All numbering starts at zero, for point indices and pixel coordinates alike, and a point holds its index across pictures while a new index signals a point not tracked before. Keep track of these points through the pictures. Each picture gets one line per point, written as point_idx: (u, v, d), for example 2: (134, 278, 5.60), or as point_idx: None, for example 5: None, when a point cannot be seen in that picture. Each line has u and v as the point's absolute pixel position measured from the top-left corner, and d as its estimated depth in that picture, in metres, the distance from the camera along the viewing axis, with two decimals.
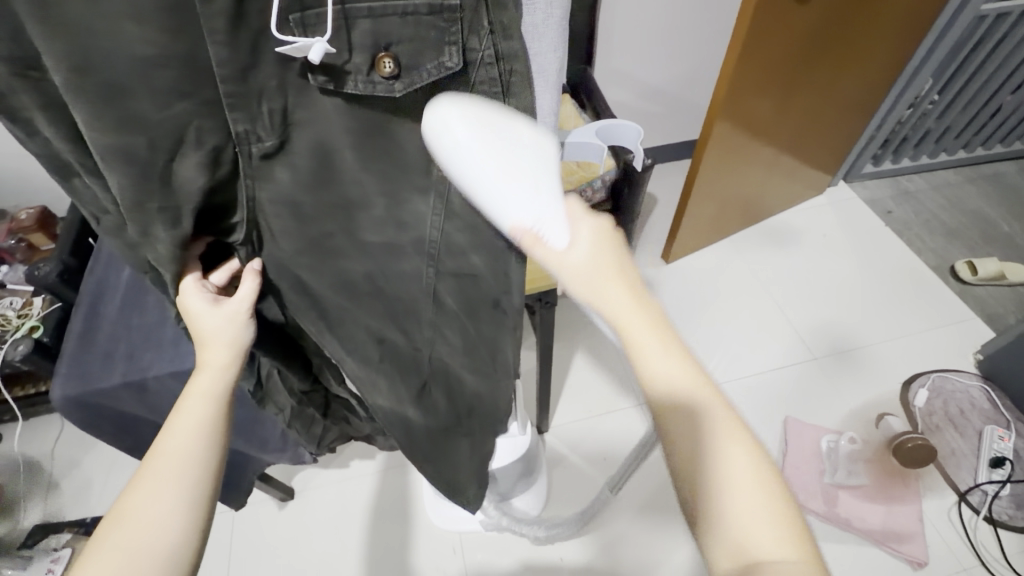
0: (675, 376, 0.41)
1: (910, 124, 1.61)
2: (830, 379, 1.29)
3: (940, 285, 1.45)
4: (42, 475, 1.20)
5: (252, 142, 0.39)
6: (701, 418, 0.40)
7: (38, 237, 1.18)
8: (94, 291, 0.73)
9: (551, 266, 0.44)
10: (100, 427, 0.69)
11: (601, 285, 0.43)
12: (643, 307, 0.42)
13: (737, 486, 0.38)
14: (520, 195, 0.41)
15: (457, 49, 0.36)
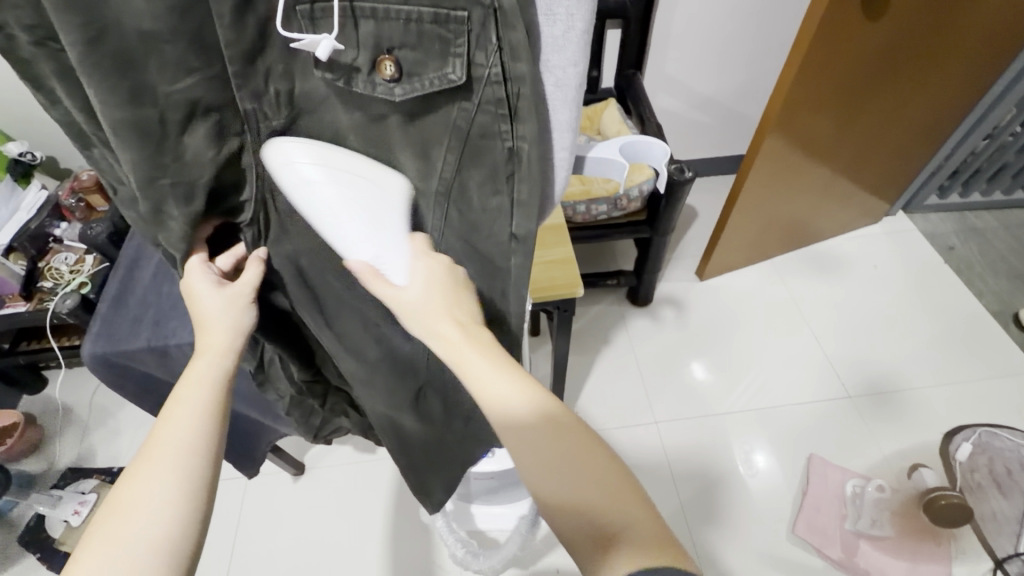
0: (506, 388, 0.43)
1: (985, 156, 1.49)
2: (863, 420, 1.22)
3: (998, 332, 1.34)
4: (77, 421, 1.29)
5: (261, 121, 0.42)
6: (527, 422, 0.42)
7: (96, 198, 1.25)
8: (132, 257, 0.77)
9: (392, 303, 0.47)
10: (123, 387, 0.72)
11: (432, 318, 0.46)
12: (472, 335, 0.45)
13: (574, 468, 0.40)
14: (357, 234, 0.45)
15: (460, 62, 0.38)
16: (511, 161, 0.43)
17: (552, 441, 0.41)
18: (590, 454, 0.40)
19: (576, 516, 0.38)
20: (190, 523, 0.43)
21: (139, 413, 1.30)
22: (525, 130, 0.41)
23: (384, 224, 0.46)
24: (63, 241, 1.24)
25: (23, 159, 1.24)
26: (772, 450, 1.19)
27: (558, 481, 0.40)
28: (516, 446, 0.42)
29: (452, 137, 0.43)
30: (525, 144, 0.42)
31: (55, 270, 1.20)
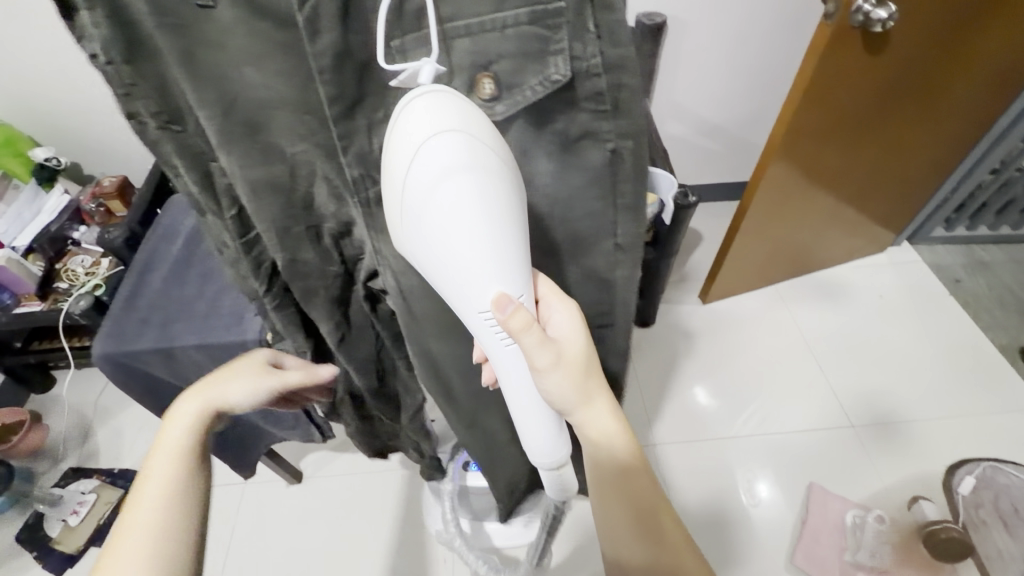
0: (615, 446, 0.53)
1: (990, 190, 1.50)
2: (867, 450, 1.20)
3: (1006, 367, 1.33)
4: (82, 421, 1.30)
5: (368, 187, 0.42)
6: (640, 484, 0.54)
7: (116, 203, 1.30)
8: (146, 260, 0.79)
9: (540, 353, 0.42)
10: (131, 387, 0.73)
11: (576, 378, 0.48)
12: (596, 394, 0.51)
13: (665, 528, 0.54)
14: (503, 260, 0.37)
15: (564, 57, 0.35)
16: (611, 160, 0.42)
17: (654, 504, 0.54)
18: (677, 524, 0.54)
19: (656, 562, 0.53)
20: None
21: (144, 415, 1.31)
22: (630, 127, 0.40)
23: (519, 246, 0.38)
24: (81, 244, 1.28)
25: (49, 164, 1.29)
26: (776, 478, 1.18)
27: (649, 534, 0.54)
28: (625, 500, 0.54)
29: (550, 163, 0.41)
30: (630, 143, 0.41)
31: (71, 272, 1.23)
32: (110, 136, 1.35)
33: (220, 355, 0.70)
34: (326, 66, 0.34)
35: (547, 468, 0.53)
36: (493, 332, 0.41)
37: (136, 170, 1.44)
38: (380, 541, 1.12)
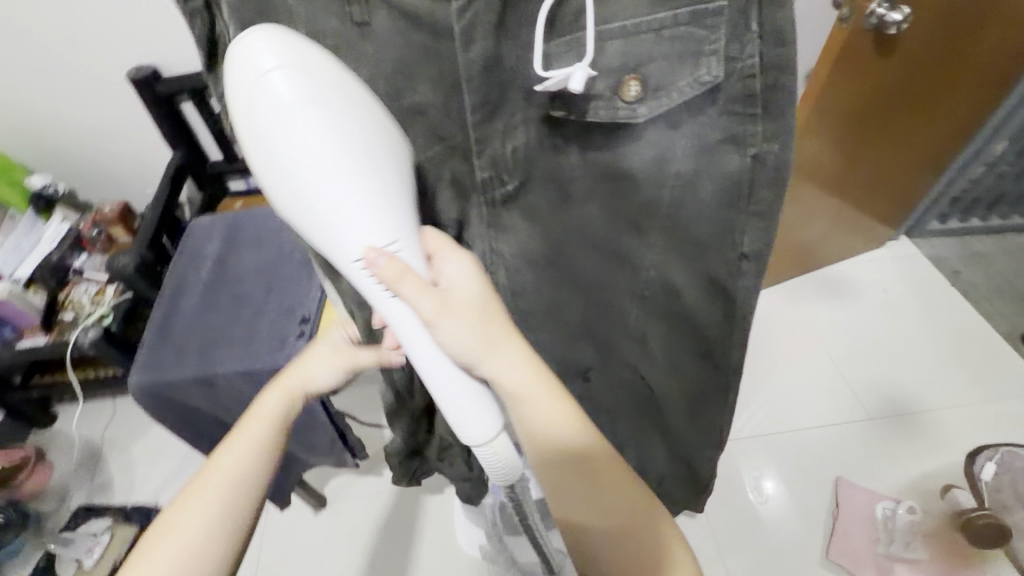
0: (554, 422, 0.46)
1: (981, 184, 1.54)
2: (886, 441, 1.22)
3: (1011, 353, 1.37)
4: (92, 457, 1.25)
5: (495, 187, 0.44)
6: (591, 458, 0.48)
7: (117, 229, 1.27)
8: (175, 287, 0.77)
9: (428, 307, 0.40)
10: (166, 418, 0.71)
11: (485, 339, 0.43)
12: (521, 354, 0.46)
13: (628, 504, 0.49)
14: (369, 202, 0.36)
15: (717, 59, 0.35)
16: (751, 167, 0.40)
17: (607, 478, 0.48)
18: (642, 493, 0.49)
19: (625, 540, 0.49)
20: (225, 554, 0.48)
21: (156, 447, 1.26)
22: (778, 129, 0.38)
23: (387, 185, 0.37)
24: (84, 273, 1.24)
25: (45, 192, 1.25)
26: (802, 477, 1.18)
27: (610, 514, 0.48)
28: (579, 479, 0.48)
29: (686, 160, 0.41)
30: (775, 147, 0.38)
31: (76, 301, 1.19)
32: (110, 161, 1.32)
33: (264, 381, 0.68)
34: (473, 77, 0.38)
35: (479, 447, 0.46)
36: (373, 287, 0.39)
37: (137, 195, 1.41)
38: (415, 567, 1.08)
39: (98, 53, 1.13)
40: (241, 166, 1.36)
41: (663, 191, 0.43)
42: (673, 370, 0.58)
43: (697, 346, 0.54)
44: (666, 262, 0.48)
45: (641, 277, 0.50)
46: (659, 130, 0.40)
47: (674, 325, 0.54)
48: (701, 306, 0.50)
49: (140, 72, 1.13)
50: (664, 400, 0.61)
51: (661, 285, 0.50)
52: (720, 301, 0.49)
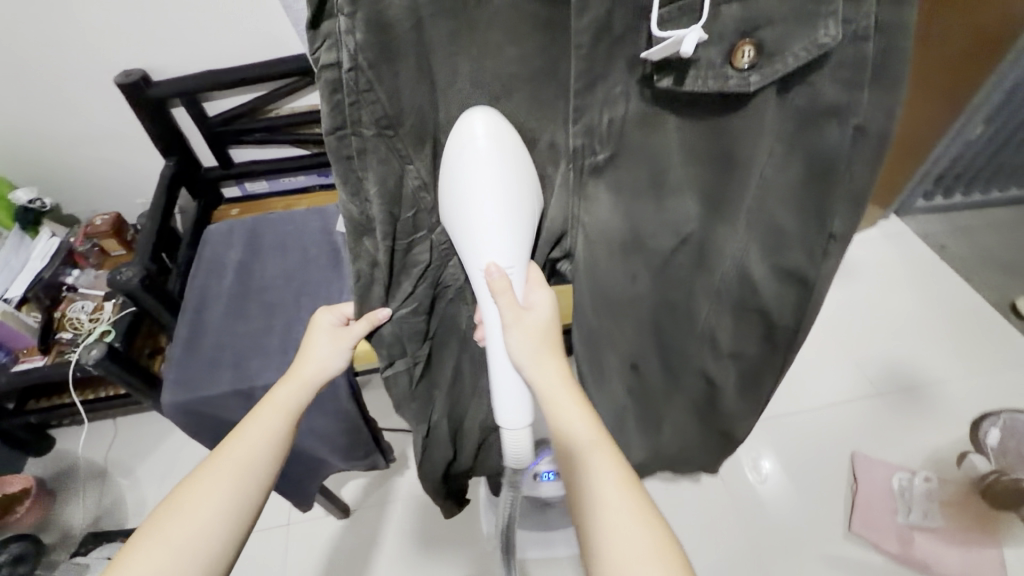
0: (579, 431, 0.47)
1: (969, 164, 1.56)
2: (895, 414, 1.26)
3: (1003, 323, 1.42)
4: (98, 479, 1.20)
5: (586, 156, 0.45)
6: (591, 474, 0.45)
7: (110, 242, 1.21)
8: (198, 298, 0.74)
9: (508, 313, 0.47)
10: (201, 434, 0.70)
11: (535, 347, 0.48)
12: (558, 369, 0.49)
13: (624, 537, 0.43)
14: (496, 232, 0.45)
15: (836, 20, 0.35)
16: (851, 142, 0.39)
17: (606, 502, 0.44)
18: (650, 523, 0.43)
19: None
20: (215, 540, 0.48)
21: (164, 466, 1.21)
22: (884, 100, 0.37)
23: (514, 229, 0.45)
24: (79, 290, 1.20)
25: (33, 206, 1.19)
26: (816, 456, 1.21)
27: (606, 544, 0.43)
28: (580, 496, 0.45)
29: (777, 144, 0.42)
30: (878, 117, 0.38)
31: (73, 320, 1.15)
32: (100, 170, 1.27)
33: None
34: (584, 43, 0.38)
35: (510, 431, 0.51)
36: (478, 290, 0.48)
37: (126, 206, 1.36)
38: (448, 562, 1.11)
39: (77, 57, 1.07)
40: (238, 171, 1.32)
41: (755, 171, 0.44)
42: (729, 353, 0.58)
43: (761, 329, 0.54)
44: (746, 252, 0.48)
45: (717, 267, 0.51)
46: (769, 105, 0.40)
47: (742, 316, 0.54)
48: (777, 300, 0.50)
49: (128, 77, 1.08)
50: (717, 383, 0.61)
51: (735, 273, 0.50)
52: (793, 285, 0.48)
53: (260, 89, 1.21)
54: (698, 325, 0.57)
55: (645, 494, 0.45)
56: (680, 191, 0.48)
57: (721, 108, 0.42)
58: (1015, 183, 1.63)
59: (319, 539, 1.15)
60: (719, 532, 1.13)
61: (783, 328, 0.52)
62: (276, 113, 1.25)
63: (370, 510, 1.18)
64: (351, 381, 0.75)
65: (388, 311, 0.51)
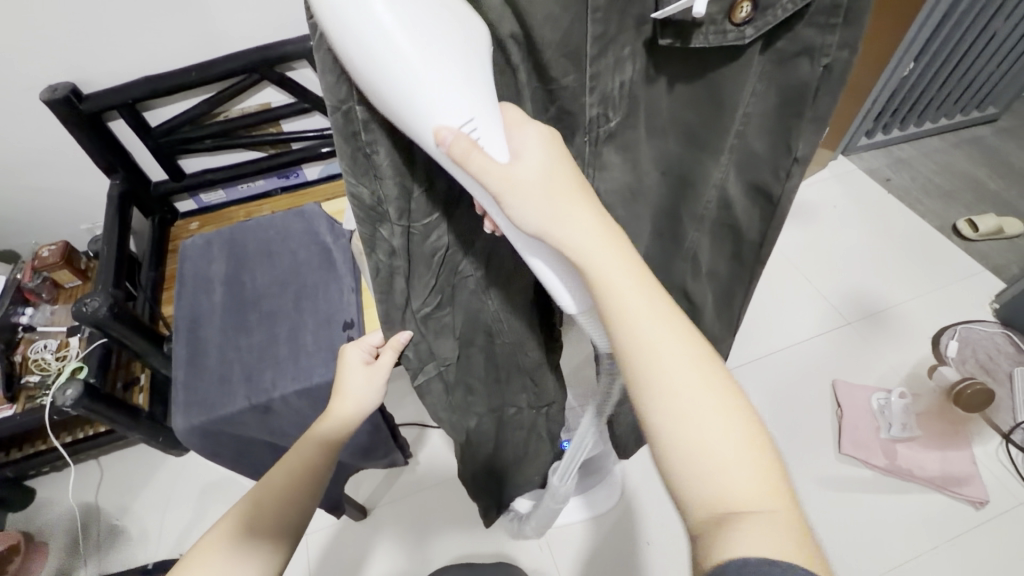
0: (645, 311, 0.36)
1: (902, 99, 1.65)
2: (864, 341, 1.35)
3: (948, 244, 1.53)
4: (93, 523, 1.14)
5: (600, 125, 0.41)
6: (664, 356, 0.35)
7: (63, 273, 1.13)
8: (189, 319, 0.79)
9: (493, 186, 0.32)
10: (220, 452, 0.78)
11: (556, 204, 0.35)
12: (600, 230, 0.36)
13: (700, 423, 0.35)
14: (455, 91, 0.28)
15: None
16: (820, 76, 0.39)
17: (676, 379, 0.35)
18: (730, 406, 0.36)
19: (698, 474, 0.34)
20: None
21: (162, 497, 1.16)
22: (851, 36, 0.37)
23: (481, 79, 0.30)
24: (36, 329, 1.12)
25: None
26: (801, 392, 1.29)
27: (679, 434, 0.34)
28: (645, 383, 0.35)
29: (761, 80, 0.41)
30: (845, 54, 0.38)
31: (39, 361, 1.08)
32: (36, 198, 1.17)
33: (318, 395, 0.74)
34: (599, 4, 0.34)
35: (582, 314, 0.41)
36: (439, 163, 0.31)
37: (70, 233, 1.26)
38: (471, 543, 1.12)
39: None
40: (192, 183, 1.23)
41: (737, 107, 0.43)
42: (709, 274, 0.59)
43: (730, 248, 0.55)
44: (726, 179, 0.48)
45: (701, 196, 0.50)
46: (756, 58, 0.40)
47: (720, 235, 0.54)
48: (751, 221, 0.51)
49: (56, 92, 0.98)
50: (709, 317, 0.64)
51: (716, 201, 0.50)
52: (762, 204, 0.49)
53: (208, 91, 1.13)
54: (684, 252, 0.56)
55: (726, 379, 0.37)
56: (670, 135, 0.46)
57: (722, 60, 0.40)
58: (943, 113, 1.75)
59: (338, 543, 1.14)
60: None
61: (749, 244, 0.53)
62: (224, 116, 1.18)
63: (384, 507, 1.17)
64: None
65: (409, 334, 0.49)
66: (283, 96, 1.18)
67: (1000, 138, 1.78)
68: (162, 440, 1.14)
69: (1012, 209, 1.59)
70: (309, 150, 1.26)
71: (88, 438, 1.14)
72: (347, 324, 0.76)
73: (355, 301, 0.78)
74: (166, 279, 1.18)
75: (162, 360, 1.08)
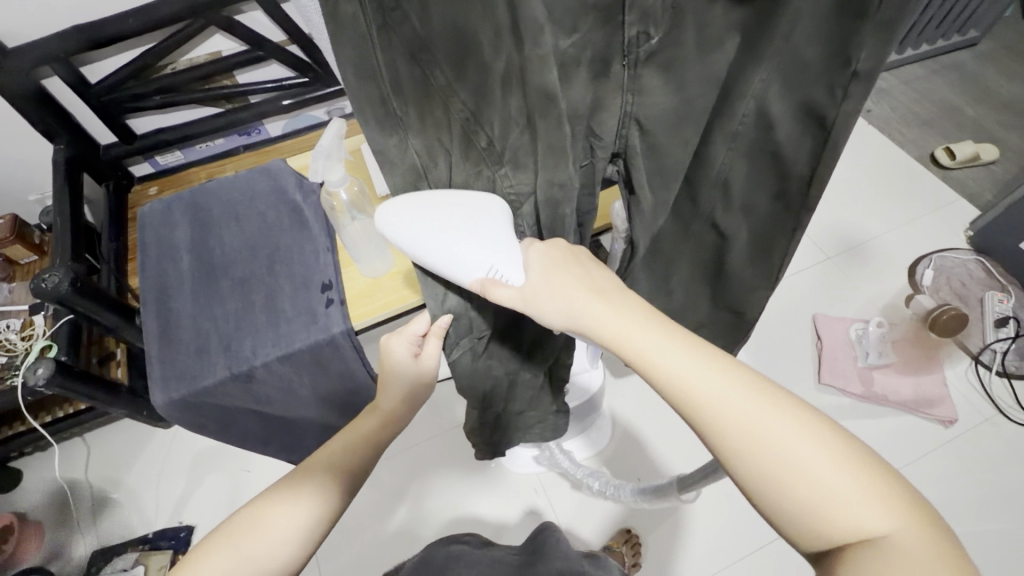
0: (698, 377, 0.37)
1: None
2: (843, 275, 1.38)
3: (926, 174, 1.53)
4: (83, 498, 1.13)
5: (639, 45, 0.39)
6: (737, 411, 0.36)
7: (17, 247, 1.07)
8: (158, 290, 0.76)
9: (519, 306, 0.42)
10: (206, 423, 0.77)
11: (579, 302, 0.40)
12: (617, 309, 0.40)
13: (782, 451, 0.35)
14: (474, 253, 0.42)
15: None
16: None
17: (773, 442, 0.35)
18: (825, 443, 0.35)
19: (802, 513, 0.34)
20: (292, 544, 0.53)
21: (154, 470, 1.16)
22: None
23: (498, 237, 0.42)
24: None
25: None
26: (781, 330, 1.32)
27: (763, 471, 0.35)
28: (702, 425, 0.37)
29: None
30: None
31: (2, 342, 1.03)
32: None
33: (304, 360, 0.72)
34: None
35: None
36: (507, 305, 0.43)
37: (19, 206, 1.18)
38: (468, 513, 1.13)
39: None
40: (144, 145, 1.15)
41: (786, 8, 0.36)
42: None
43: (773, 185, 0.46)
44: (768, 88, 0.40)
45: (735, 110, 0.42)
46: None
47: (757, 164, 0.46)
48: (795, 148, 0.43)
49: None
50: None
51: (753, 113, 0.42)
52: (813, 131, 0.41)
53: (152, 40, 1.03)
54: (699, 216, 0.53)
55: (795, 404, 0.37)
56: (720, 44, 0.40)
57: None
58: (925, 39, 1.70)
59: None
60: None
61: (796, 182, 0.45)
62: (172, 69, 1.08)
63: (381, 465, 1.18)
64: (354, 342, 0.72)
65: (449, 318, 0.50)
66: (234, 42, 1.09)
67: (980, 63, 1.75)
68: (146, 414, 1.11)
69: (988, 135, 1.59)
70: (270, 102, 1.17)
71: (70, 416, 1.11)
72: (325, 285, 0.73)
73: (332, 261, 0.74)
74: (130, 250, 1.12)
75: (134, 333, 1.04)
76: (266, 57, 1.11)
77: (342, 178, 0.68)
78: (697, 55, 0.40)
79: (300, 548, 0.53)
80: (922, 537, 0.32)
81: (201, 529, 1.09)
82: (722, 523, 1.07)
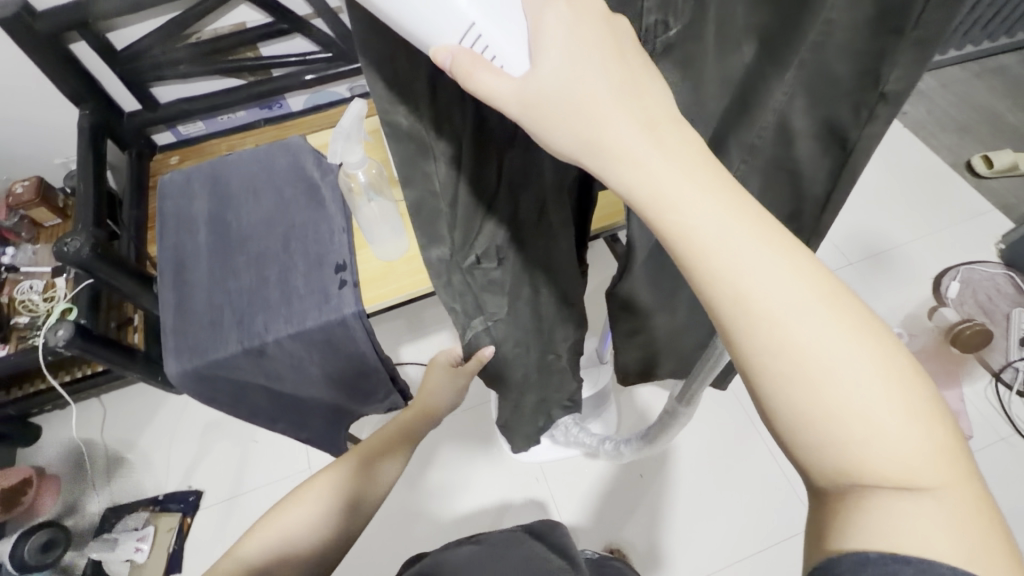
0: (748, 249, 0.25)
1: None
2: (865, 281, 1.34)
3: (960, 182, 1.48)
4: (98, 456, 1.17)
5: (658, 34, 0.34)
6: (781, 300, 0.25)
7: (40, 210, 1.09)
8: (174, 260, 0.77)
9: (508, 110, 0.26)
10: (218, 395, 0.78)
11: (600, 120, 0.26)
12: (665, 140, 0.26)
13: (836, 368, 0.25)
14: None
15: None
16: None
17: (825, 351, 0.25)
18: (893, 370, 0.25)
19: (834, 450, 0.25)
20: (299, 535, 0.56)
21: (166, 434, 1.19)
22: None
23: None
24: (20, 269, 1.10)
25: None
26: None
27: (802, 385, 0.25)
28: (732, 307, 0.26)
29: None
30: None
31: (27, 302, 1.06)
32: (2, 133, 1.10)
33: (316, 339, 0.72)
34: None
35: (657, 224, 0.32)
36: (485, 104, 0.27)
37: (46, 169, 1.20)
38: (469, 496, 1.14)
39: None
40: (167, 113, 1.16)
41: (820, 13, 0.33)
42: None
43: (789, 199, 0.48)
44: (791, 102, 0.39)
45: (756, 119, 0.41)
46: None
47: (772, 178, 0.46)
48: (813, 161, 0.43)
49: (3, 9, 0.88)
50: None
51: (774, 127, 0.41)
52: (834, 150, 0.42)
53: (175, 9, 1.02)
54: None
55: (870, 317, 0.27)
56: (740, 47, 0.37)
57: None
58: (968, 40, 1.63)
59: None
60: (715, 407, 1.18)
61: (811, 202, 0.48)
62: (197, 38, 1.08)
63: None
64: (366, 324, 0.73)
65: (491, 348, 0.54)
66: (259, 14, 1.08)
67: None
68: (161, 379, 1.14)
69: None
70: (293, 76, 1.16)
71: (88, 377, 1.14)
72: (339, 266, 0.73)
73: (347, 241, 0.74)
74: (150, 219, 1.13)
75: (152, 300, 1.06)
76: (290, 31, 1.11)
77: (361, 160, 0.68)
78: (732, 52, 0.37)
79: (308, 540, 0.56)
80: (970, 501, 0.24)
81: (209, 495, 1.12)
82: (722, 524, 1.07)
